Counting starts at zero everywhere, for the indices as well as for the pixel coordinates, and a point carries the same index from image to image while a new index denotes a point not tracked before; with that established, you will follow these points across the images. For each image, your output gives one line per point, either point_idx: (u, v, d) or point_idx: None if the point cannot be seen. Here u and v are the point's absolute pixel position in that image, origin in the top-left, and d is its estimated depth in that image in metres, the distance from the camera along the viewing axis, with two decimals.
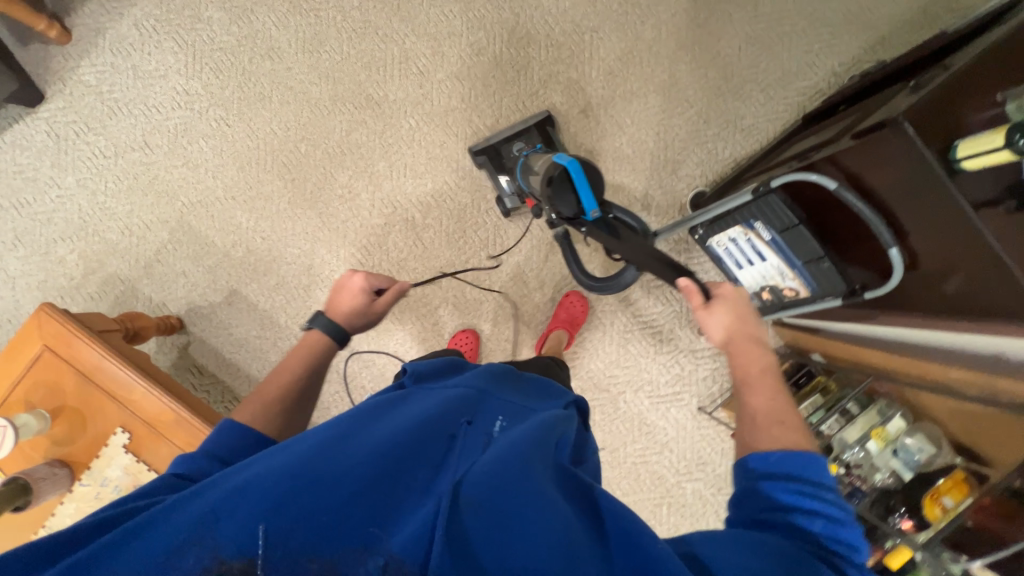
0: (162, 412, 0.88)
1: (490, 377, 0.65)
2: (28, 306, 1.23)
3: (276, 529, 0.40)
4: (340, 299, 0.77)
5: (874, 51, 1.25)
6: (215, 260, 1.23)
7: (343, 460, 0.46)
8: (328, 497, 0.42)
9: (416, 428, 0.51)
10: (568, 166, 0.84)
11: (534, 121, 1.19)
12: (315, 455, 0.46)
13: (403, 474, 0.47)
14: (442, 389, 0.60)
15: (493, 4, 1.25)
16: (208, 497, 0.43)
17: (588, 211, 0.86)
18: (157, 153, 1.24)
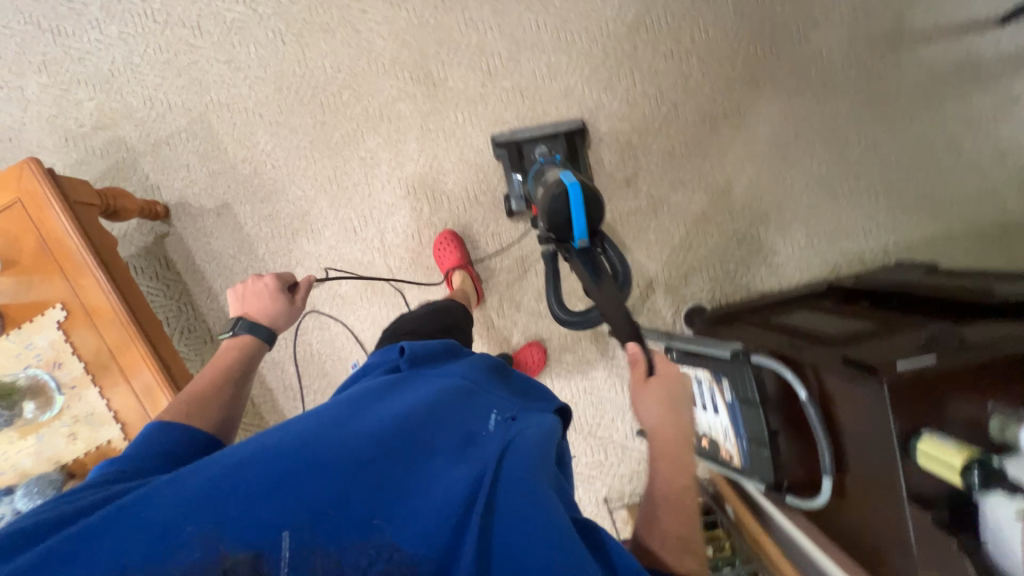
0: (106, 306, 0.90)
1: (478, 376, 0.66)
2: (31, 133, 1.22)
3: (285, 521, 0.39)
4: (253, 302, 0.82)
5: (934, 245, 1.19)
6: (221, 167, 1.22)
7: (342, 446, 0.45)
8: (337, 485, 0.42)
9: (416, 421, 0.51)
10: (568, 188, 0.82)
11: (565, 129, 1.16)
12: (317, 437, 0.45)
13: (408, 464, 0.46)
14: (436, 383, 0.61)
15: (587, 36, 1.18)
16: (200, 480, 0.41)
17: (577, 239, 0.84)
18: (205, 40, 1.20)
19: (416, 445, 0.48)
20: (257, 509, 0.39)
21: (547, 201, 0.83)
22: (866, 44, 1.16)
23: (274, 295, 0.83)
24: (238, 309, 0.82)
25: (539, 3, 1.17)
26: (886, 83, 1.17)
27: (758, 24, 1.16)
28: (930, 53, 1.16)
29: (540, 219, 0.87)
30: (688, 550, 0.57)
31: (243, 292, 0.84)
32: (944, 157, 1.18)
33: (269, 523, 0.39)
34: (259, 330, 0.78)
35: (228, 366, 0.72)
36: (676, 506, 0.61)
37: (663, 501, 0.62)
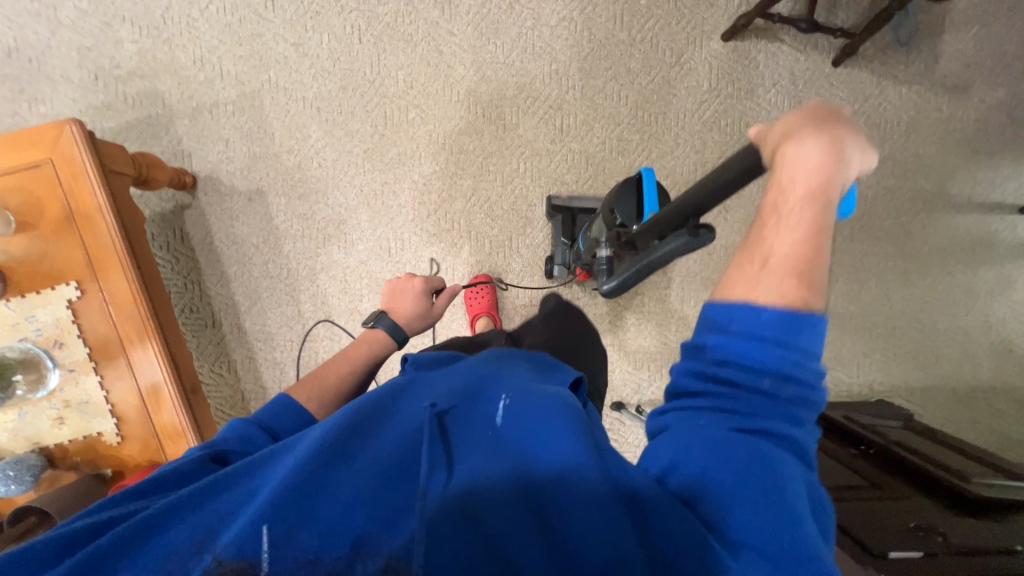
0: (125, 298, 0.85)
1: (492, 363, 0.60)
2: (55, 58, 1.10)
3: (281, 544, 0.38)
4: (399, 299, 0.87)
5: (912, 392, 1.30)
6: (263, 152, 1.15)
7: (344, 473, 0.42)
8: (337, 512, 0.40)
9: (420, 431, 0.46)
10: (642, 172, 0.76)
11: None
12: (316, 456, 0.43)
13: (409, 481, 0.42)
14: (443, 379, 0.55)
15: (663, 120, 1.19)
16: (224, 503, 0.42)
17: (645, 214, 0.74)
18: (276, 15, 1.12)
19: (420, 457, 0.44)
20: (253, 519, 0.39)
21: (611, 192, 0.78)
22: (906, 198, 1.24)
23: (420, 297, 0.88)
24: (387, 303, 0.88)
25: (626, 75, 1.17)
26: (914, 239, 1.26)
27: None
28: (957, 222, 1.25)
29: (603, 215, 0.81)
30: (796, 273, 0.45)
31: (395, 288, 0.90)
32: (942, 317, 1.29)
33: (264, 546, 0.38)
34: (397, 327, 0.80)
35: (358, 356, 0.75)
36: (799, 226, 0.46)
37: (784, 217, 0.46)
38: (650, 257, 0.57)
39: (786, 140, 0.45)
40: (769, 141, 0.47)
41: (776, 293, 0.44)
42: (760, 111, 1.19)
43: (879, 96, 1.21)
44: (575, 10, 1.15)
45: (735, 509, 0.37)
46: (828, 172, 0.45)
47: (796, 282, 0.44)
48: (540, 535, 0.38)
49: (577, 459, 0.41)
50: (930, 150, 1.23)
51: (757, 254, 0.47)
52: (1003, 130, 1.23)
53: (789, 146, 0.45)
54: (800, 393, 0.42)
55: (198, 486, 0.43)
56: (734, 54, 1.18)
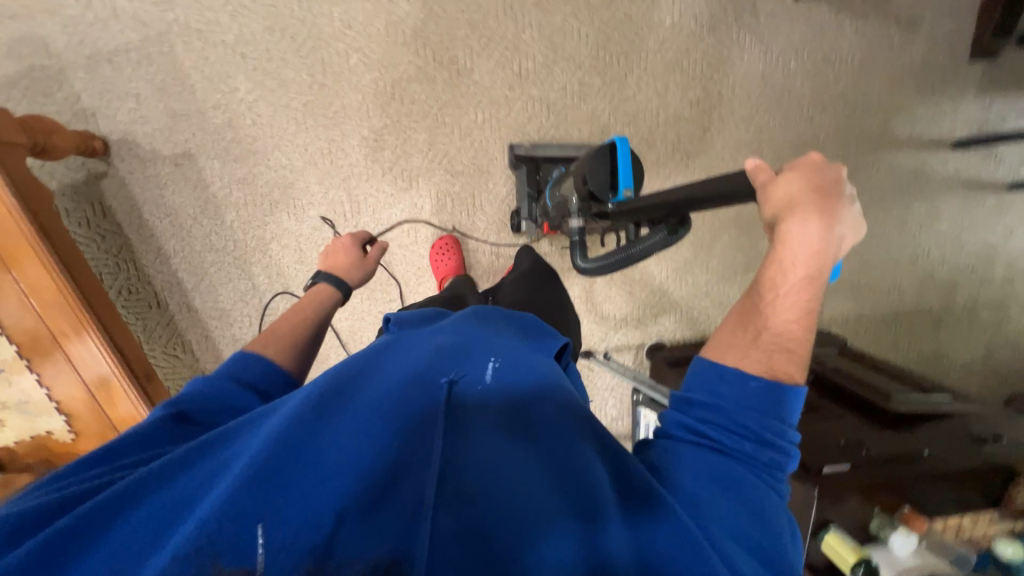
0: (48, 288, 0.77)
1: (473, 326, 0.59)
2: None
3: (258, 517, 0.35)
4: (331, 257, 0.84)
5: (848, 321, 1.43)
6: (185, 109, 1.01)
7: (326, 446, 0.40)
8: (321, 482, 0.38)
9: (406, 402, 0.45)
10: (617, 141, 0.71)
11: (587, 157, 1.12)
12: (295, 427, 0.41)
13: (398, 450, 0.41)
14: (425, 347, 0.53)
15: (626, 61, 1.13)
16: (199, 477, 0.40)
17: (620, 191, 0.72)
18: None
19: (408, 426, 0.43)
20: (228, 500, 0.35)
21: (585, 158, 0.74)
22: (855, 138, 1.28)
23: (354, 250, 0.86)
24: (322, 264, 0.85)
25: (585, 12, 1.09)
26: (859, 178, 1.32)
27: (779, 93, 1.21)
28: (898, 159, 1.32)
29: (577, 181, 0.78)
30: (782, 349, 0.46)
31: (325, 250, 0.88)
32: (878, 251, 1.39)
33: (237, 521, 0.35)
34: (337, 278, 0.78)
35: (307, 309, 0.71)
36: (787, 305, 0.47)
37: (777, 295, 0.47)
38: (634, 249, 0.69)
39: (788, 212, 0.46)
40: (772, 204, 0.47)
41: (762, 367, 0.45)
42: (721, 50, 1.16)
43: (836, 31, 1.20)
44: None
45: (704, 514, 0.38)
46: (822, 248, 0.46)
47: (785, 359, 0.45)
48: (537, 507, 0.37)
49: (563, 440, 0.43)
50: (880, 88, 1.25)
51: (750, 326, 0.48)
52: (946, 65, 1.26)
53: (792, 221, 0.46)
54: (778, 461, 0.41)
55: (172, 457, 0.41)
56: None
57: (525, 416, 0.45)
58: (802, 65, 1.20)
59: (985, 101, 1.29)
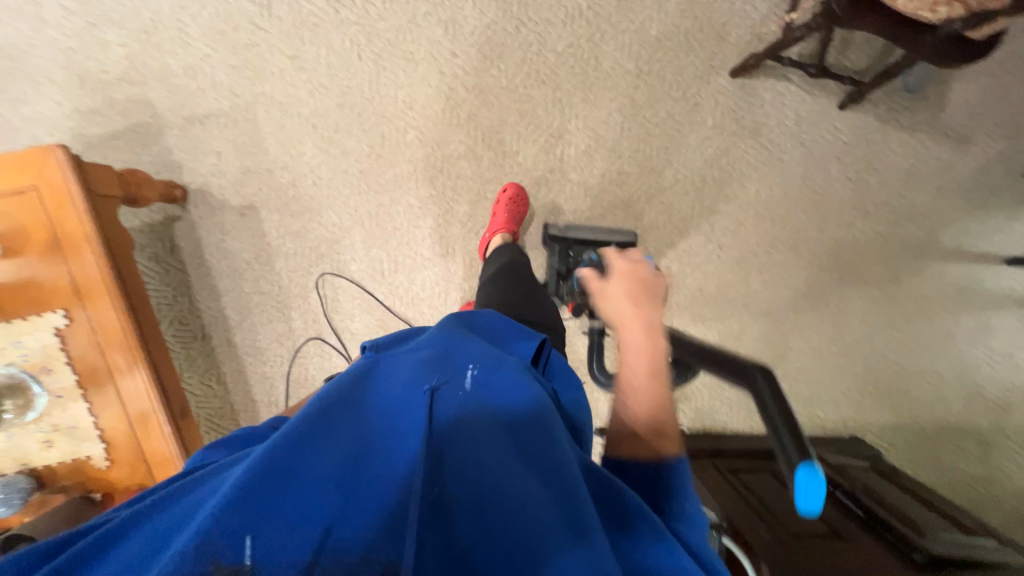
0: (113, 327, 0.85)
1: (455, 337, 0.63)
2: (39, 59, 1.06)
3: (251, 529, 0.35)
4: None
5: (883, 430, 1.34)
6: (256, 167, 1.13)
7: (316, 450, 0.41)
8: (312, 497, 0.38)
9: (394, 419, 0.48)
10: (643, 259, 0.79)
11: (618, 241, 1.15)
12: (281, 438, 0.41)
13: (385, 462, 0.43)
14: (408, 362, 0.56)
15: (665, 155, 1.18)
16: (197, 498, 0.40)
17: None
18: (271, 24, 1.07)
19: (397, 439, 0.45)
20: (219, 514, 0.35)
21: (614, 265, 0.82)
22: (897, 245, 1.25)
23: None
24: None
25: (630, 108, 1.15)
26: (901, 285, 1.27)
27: (817, 196, 1.22)
28: (945, 270, 1.27)
29: None
30: (659, 428, 0.54)
31: None
32: (920, 360, 1.32)
33: (231, 533, 0.35)
34: None
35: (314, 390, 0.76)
36: (649, 387, 0.57)
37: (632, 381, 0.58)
38: None
39: (610, 316, 0.67)
40: (608, 313, 0.68)
41: (652, 451, 0.52)
42: (760, 151, 1.19)
43: (881, 141, 1.20)
44: (582, 37, 1.12)
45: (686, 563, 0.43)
46: (651, 327, 0.63)
47: (660, 438, 0.53)
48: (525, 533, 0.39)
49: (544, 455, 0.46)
50: (926, 199, 1.23)
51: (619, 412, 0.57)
52: (999, 182, 1.24)
53: (618, 319, 0.66)
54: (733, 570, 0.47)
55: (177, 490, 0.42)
56: (741, 91, 1.16)
57: (518, 426, 0.48)
58: (844, 171, 1.21)
59: None
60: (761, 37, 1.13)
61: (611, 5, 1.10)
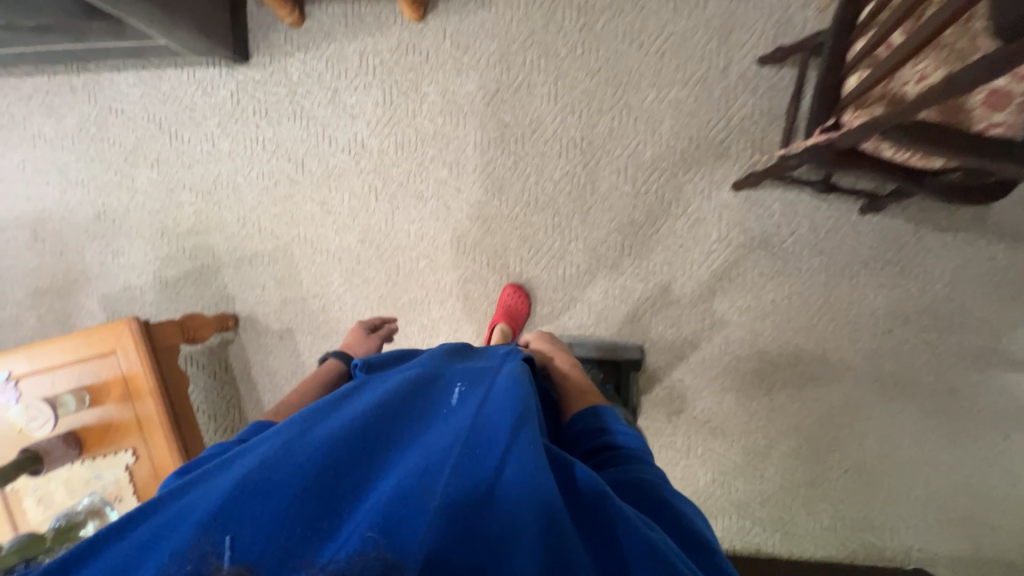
0: (168, 463, 1.01)
1: (441, 359, 0.69)
2: (133, 219, 1.32)
3: (242, 527, 0.41)
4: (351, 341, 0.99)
5: (957, 564, 1.16)
6: (293, 297, 1.29)
7: (304, 448, 0.48)
8: (295, 495, 0.43)
9: (377, 420, 0.53)
10: None
11: (623, 359, 1.15)
12: (271, 453, 0.47)
13: (367, 463, 0.48)
14: (393, 379, 0.62)
15: (669, 269, 1.17)
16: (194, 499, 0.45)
17: None
18: (304, 177, 1.25)
19: (378, 439, 0.50)
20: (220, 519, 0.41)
21: None
22: (951, 354, 1.12)
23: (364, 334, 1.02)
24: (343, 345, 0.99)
25: (629, 228, 1.17)
26: (959, 398, 1.13)
27: (845, 303, 1.13)
28: (1017, 380, 1.10)
29: None
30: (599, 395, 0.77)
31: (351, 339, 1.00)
32: (999, 484, 1.13)
33: (228, 529, 0.41)
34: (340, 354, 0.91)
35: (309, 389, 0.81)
36: (581, 379, 0.83)
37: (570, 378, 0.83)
38: None
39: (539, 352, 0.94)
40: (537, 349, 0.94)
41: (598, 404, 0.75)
42: (773, 260, 1.14)
43: (916, 243, 1.10)
44: (578, 165, 1.17)
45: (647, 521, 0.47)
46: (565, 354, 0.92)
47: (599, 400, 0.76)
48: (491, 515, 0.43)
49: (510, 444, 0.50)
50: (981, 302, 1.10)
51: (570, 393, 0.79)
52: None
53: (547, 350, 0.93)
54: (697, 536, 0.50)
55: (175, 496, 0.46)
56: (746, 203, 1.13)
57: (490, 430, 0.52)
58: (874, 277, 1.12)
59: None
60: (763, 149, 1.11)
61: (604, 134, 1.15)
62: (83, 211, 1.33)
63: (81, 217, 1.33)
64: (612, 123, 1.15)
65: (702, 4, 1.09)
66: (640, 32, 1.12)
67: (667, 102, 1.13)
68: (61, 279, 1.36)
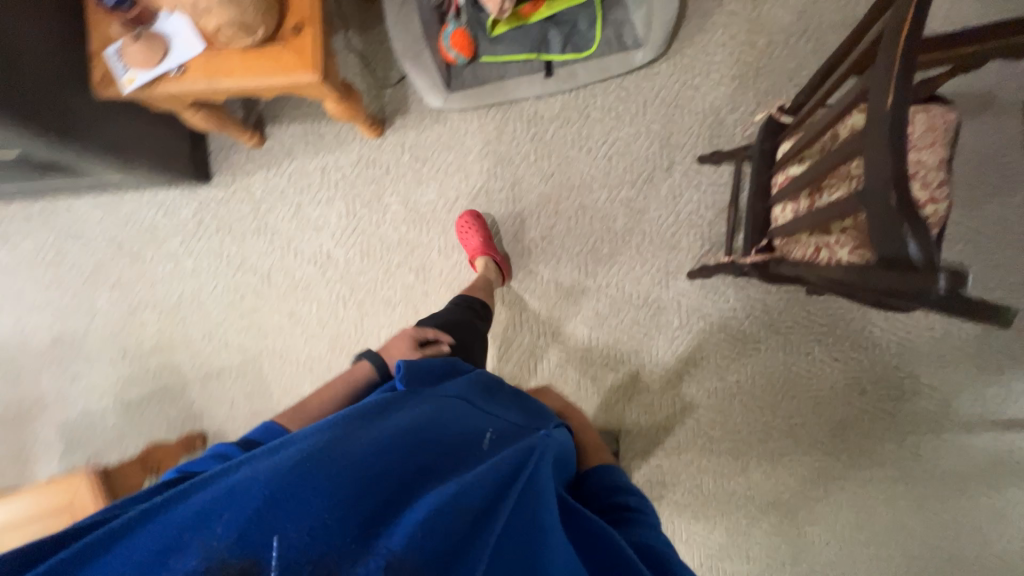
0: None
1: (477, 386, 0.66)
2: (93, 342, 1.28)
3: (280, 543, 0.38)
4: (395, 346, 0.81)
5: None
6: (263, 410, 1.25)
7: (350, 459, 0.45)
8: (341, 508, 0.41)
9: (421, 439, 0.51)
10: None
11: None
12: (313, 461, 0.45)
13: (411, 487, 0.46)
14: (434, 396, 0.60)
15: (637, 357, 1.20)
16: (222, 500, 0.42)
17: None
18: (271, 290, 1.25)
19: (421, 460, 0.49)
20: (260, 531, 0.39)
21: None
22: (908, 419, 1.17)
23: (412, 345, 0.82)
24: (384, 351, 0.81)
25: (595, 319, 1.20)
26: (923, 461, 1.17)
27: (805, 378, 1.18)
28: (972, 441, 1.16)
29: None
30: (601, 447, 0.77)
31: (394, 344, 0.82)
32: (972, 543, 1.16)
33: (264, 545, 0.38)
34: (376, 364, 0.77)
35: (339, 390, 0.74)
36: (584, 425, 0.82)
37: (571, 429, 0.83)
38: None
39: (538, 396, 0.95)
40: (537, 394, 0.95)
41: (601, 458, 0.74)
42: (733, 342, 1.18)
43: (861, 317, 1.17)
44: (540, 263, 1.21)
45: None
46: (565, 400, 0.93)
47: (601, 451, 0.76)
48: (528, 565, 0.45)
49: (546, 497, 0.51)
50: (927, 368, 1.16)
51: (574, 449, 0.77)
52: (1009, 345, 1.15)
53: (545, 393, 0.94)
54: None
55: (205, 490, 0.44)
56: (702, 290, 1.19)
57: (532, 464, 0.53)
58: (828, 351, 1.17)
59: None
60: (711, 239, 1.18)
61: (563, 233, 1.20)
62: (41, 337, 1.29)
63: (38, 342, 1.30)
64: (569, 222, 1.20)
65: (642, 111, 1.18)
66: (588, 139, 1.19)
67: (619, 201, 1.19)
68: (15, 409, 1.30)
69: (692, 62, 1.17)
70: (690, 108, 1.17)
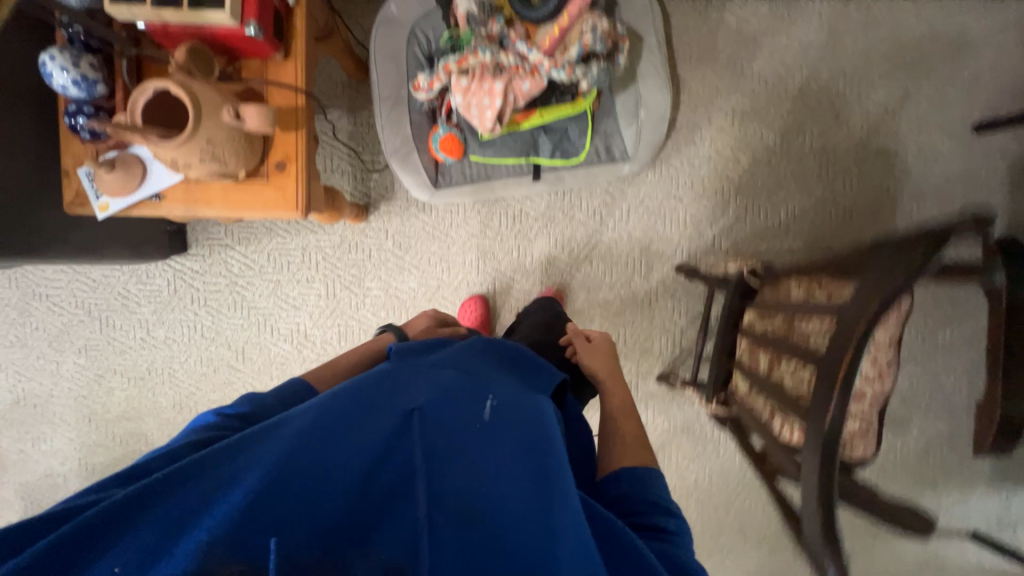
0: None
1: (478, 355, 0.62)
2: (57, 404, 1.26)
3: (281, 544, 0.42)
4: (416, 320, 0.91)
5: None
6: None
7: (343, 464, 0.47)
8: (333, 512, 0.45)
9: (408, 435, 0.50)
10: None
11: None
12: (305, 463, 0.47)
13: (398, 489, 0.47)
14: (430, 370, 0.57)
15: None
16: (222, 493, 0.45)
17: None
18: (246, 365, 1.24)
19: (408, 457, 0.49)
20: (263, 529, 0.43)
21: None
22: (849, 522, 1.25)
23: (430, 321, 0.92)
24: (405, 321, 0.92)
25: None
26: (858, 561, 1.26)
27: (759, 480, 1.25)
28: (903, 547, 1.25)
29: None
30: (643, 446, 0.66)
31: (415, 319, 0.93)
32: None
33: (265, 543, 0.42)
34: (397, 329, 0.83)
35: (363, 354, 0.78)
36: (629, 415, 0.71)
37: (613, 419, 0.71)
38: None
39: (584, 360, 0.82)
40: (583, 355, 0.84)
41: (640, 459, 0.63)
42: (695, 443, 1.24)
43: None
44: None
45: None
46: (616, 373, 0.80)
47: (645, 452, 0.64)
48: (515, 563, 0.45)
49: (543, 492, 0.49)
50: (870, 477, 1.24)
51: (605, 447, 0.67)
52: (945, 462, 1.23)
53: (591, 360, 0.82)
54: None
55: (204, 479, 0.46)
56: (670, 392, 1.23)
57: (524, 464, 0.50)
58: None
59: (1000, 495, 1.23)
60: (682, 344, 1.22)
61: None
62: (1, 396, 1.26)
63: None
64: None
65: (625, 217, 1.20)
66: (571, 239, 1.21)
67: (597, 302, 1.22)
68: None
69: (677, 173, 1.19)
70: (672, 218, 1.20)
